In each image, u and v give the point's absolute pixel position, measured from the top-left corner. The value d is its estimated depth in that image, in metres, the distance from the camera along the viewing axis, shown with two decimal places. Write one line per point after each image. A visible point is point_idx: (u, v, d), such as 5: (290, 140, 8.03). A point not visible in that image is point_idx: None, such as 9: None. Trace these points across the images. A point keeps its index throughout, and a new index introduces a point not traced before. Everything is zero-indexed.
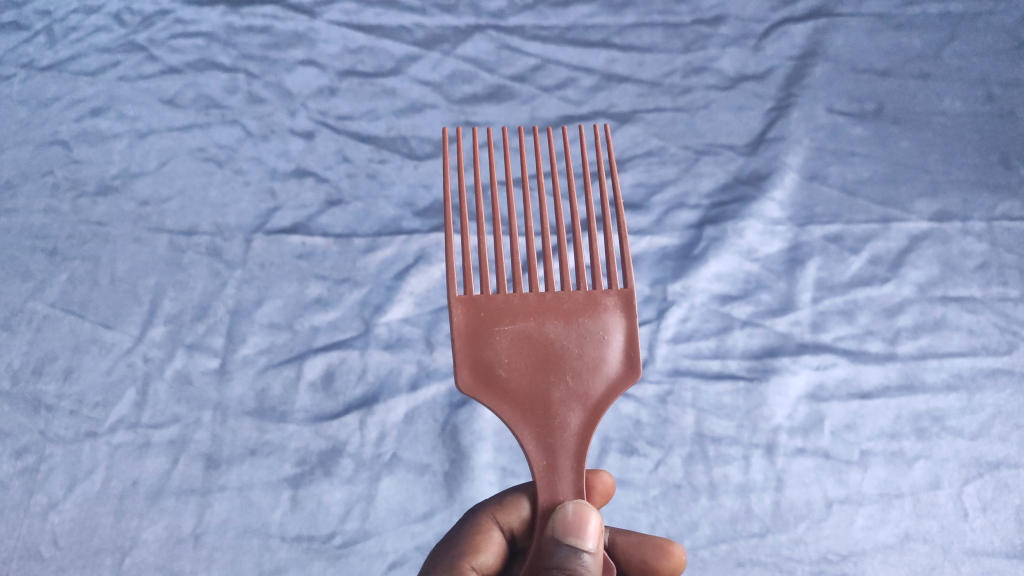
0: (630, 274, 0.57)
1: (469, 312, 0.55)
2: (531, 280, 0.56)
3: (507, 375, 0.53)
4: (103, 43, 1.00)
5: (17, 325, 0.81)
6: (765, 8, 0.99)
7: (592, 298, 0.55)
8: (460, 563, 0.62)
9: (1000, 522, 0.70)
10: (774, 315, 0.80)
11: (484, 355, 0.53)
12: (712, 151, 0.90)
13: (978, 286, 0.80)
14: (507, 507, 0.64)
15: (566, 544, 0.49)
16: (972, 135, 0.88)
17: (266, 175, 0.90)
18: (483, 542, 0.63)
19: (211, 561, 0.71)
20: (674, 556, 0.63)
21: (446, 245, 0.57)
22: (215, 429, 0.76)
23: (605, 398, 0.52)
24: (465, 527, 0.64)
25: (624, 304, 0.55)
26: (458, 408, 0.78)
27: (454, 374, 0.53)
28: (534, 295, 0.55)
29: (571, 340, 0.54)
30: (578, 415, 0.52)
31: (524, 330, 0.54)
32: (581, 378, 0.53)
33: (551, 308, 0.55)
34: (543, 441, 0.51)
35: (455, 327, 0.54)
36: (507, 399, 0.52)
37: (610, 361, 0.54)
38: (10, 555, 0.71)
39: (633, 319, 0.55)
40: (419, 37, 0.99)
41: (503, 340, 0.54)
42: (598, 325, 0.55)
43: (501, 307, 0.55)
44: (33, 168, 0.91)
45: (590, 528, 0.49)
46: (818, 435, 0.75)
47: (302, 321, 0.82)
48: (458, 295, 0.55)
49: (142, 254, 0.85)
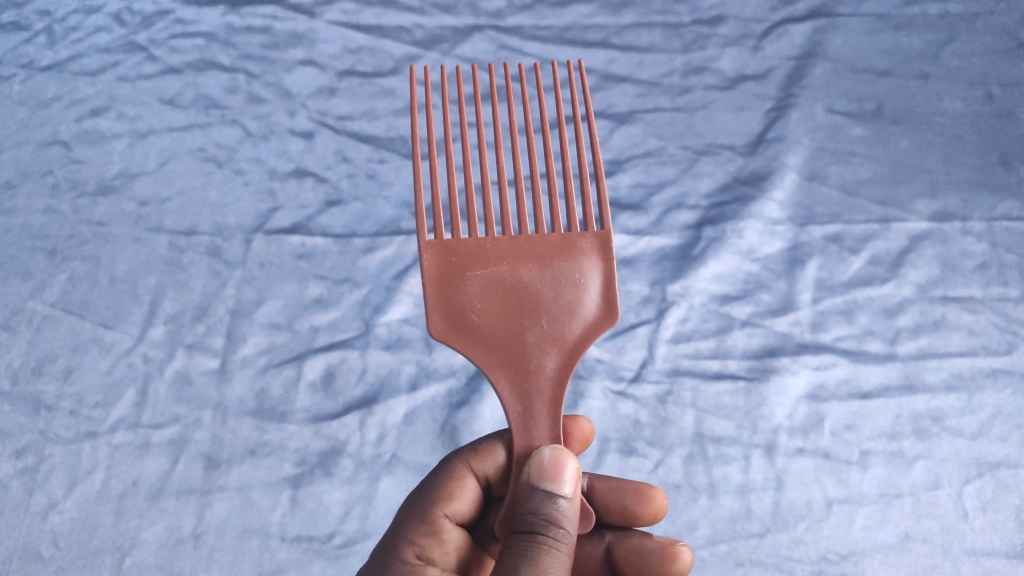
0: (607, 218, 0.56)
1: (439, 257, 0.54)
2: (504, 225, 0.55)
3: (480, 320, 0.52)
4: (103, 44, 1.00)
5: (17, 325, 0.81)
6: (765, 9, 0.99)
7: (567, 240, 0.54)
8: (432, 511, 0.61)
9: (1000, 522, 0.70)
10: (774, 315, 0.80)
11: (457, 300, 0.52)
12: (712, 151, 0.90)
13: (978, 286, 0.80)
14: (482, 454, 0.63)
15: (542, 489, 0.49)
16: (971, 135, 0.88)
17: (265, 175, 0.90)
18: (457, 489, 0.62)
19: (210, 561, 0.71)
20: (655, 501, 0.65)
21: (418, 197, 0.55)
22: (215, 429, 0.77)
23: (581, 341, 0.52)
24: (439, 474, 0.63)
25: (601, 246, 0.54)
26: (457, 408, 0.78)
27: (426, 319, 0.52)
28: (507, 239, 0.54)
29: (545, 284, 0.53)
30: (554, 359, 0.51)
31: (496, 274, 0.53)
32: (557, 322, 0.52)
33: (525, 251, 0.54)
34: (518, 385, 0.51)
35: (425, 272, 0.53)
36: (479, 344, 0.52)
37: (586, 304, 0.53)
38: (10, 555, 0.71)
39: (610, 260, 0.54)
40: (418, 37, 0.99)
41: (475, 285, 0.53)
42: (574, 268, 0.53)
43: (472, 251, 0.54)
44: (33, 168, 0.91)
45: (566, 474, 0.49)
46: (818, 435, 0.75)
47: (302, 321, 0.82)
48: (428, 240, 0.54)
49: (142, 254, 0.85)
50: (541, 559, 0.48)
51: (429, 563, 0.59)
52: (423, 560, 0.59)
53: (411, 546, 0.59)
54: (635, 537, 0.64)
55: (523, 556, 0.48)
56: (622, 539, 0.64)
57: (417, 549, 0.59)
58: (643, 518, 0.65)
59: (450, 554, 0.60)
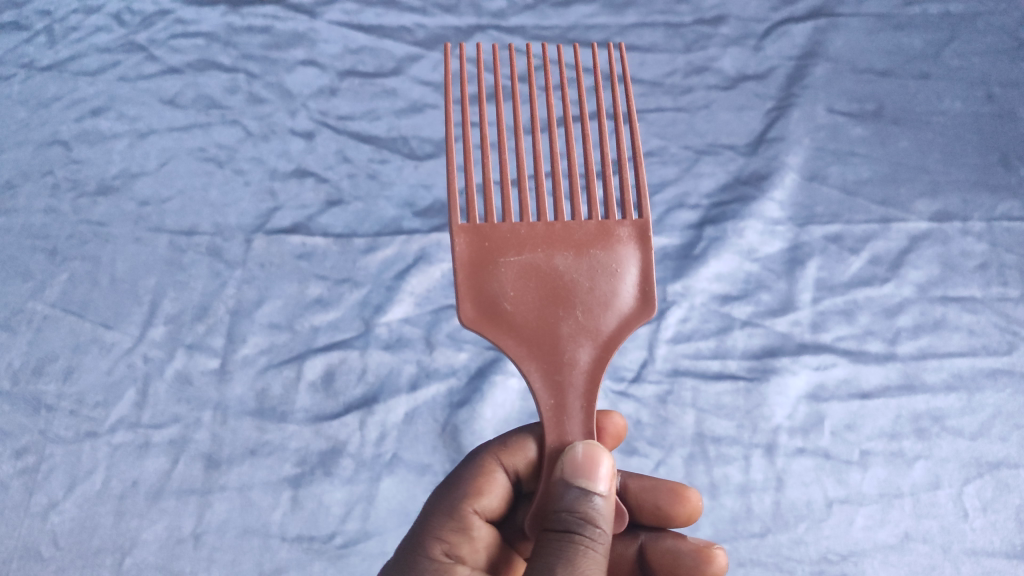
0: (645, 206, 0.55)
1: (472, 242, 0.53)
2: (540, 213, 0.55)
3: (513, 310, 0.52)
4: (104, 44, 1.00)
5: (17, 325, 0.81)
6: (766, 9, 0.99)
7: (604, 229, 0.54)
8: (462, 507, 0.60)
9: (1000, 522, 0.70)
10: (774, 315, 0.80)
11: (489, 287, 0.52)
12: (711, 151, 0.90)
13: (978, 286, 0.80)
14: (512, 449, 0.62)
15: (576, 486, 0.49)
16: (971, 135, 0.88)
17: (266, 175, 0.90)
18: (486, 484, 0.62)
19: (211, 561, 0.71)
20: (690, 502, 0.64)
21: (449, 177, 0.54)
22: (215, 429, 0.76)
23: (616, 334, 0.51)
24: (467, 469, 0.63)
25: (638, 236, 0.54)
26: (458, 408, 0.78)
27: (458, 307, 0.51)
28: (543, 225, 0.53)
29: (582, 273, 0.52)
30: (588, 352, 0.51)
31: (531, 262, 0.52)
32: (592, 313, 0.52)
33: (560, 238, 0.53)
34: (551, 378, 0.50)
35: (458, 256, 0.53)
36: (512, 333, 0.51)
37: (622, 295, 0.52)
38: (11, 555, 0.71)
39: (648, 251, 0.54)
40: (419, 38, 1.00)
41: (509, 272, 0.52)
42: (612, 258, 0.53)
43: (506, 236, 0.53)
44: (33, 168, 0.91)
45: (601, 470, 0.49)
46: (818, 435, 0.75)
47: (303, 320, 0.82)
48: (461, 224, 0.53)
49: (142, 254, 0.85)
50: (577, 560, 0.48)
51: (458, 561, 0.58)
52: (452, 558, 0.58)
53: (439, 543, 0.59)
54: (667, 539, 0.64)
55: (560, 556, 0.48)
56: (656, 539, 0.64)
57: (445, 546, 0.59)
58: (677, 519, 0.65)
59: (479, 551, 0.60)
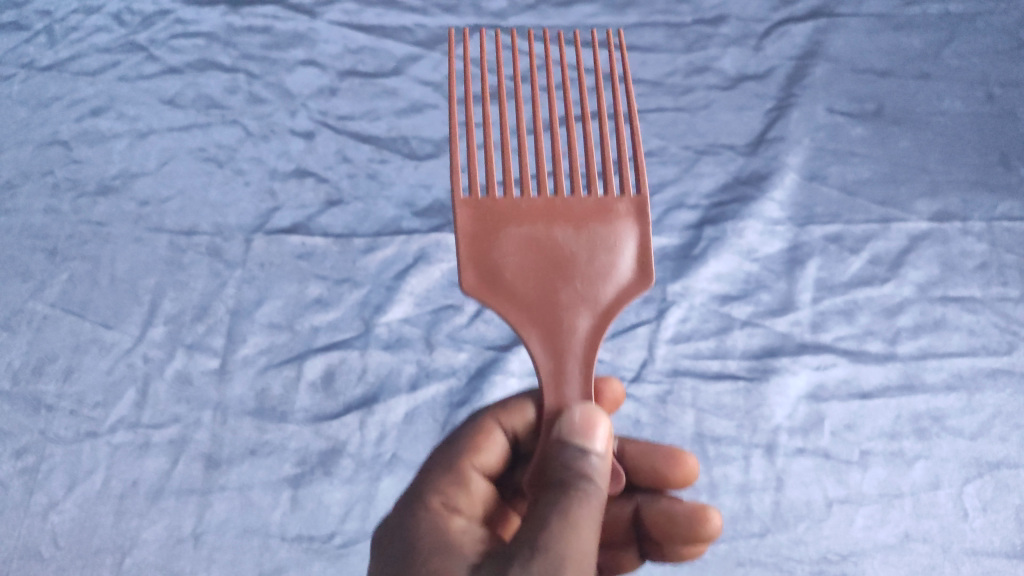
0: (642, 182, 0.56)
1: (473, 214, 0.53)
2: (540, 187, 0.55)
3: (512, 279, 0.52)
4: (104, 44, 1.00)
5: (17, 325, 0.81)
6: (766, 10, 0.99)
7: (601, 202, 0.54)
8: (460, 462, 0.60)
9: (1000, 522, 0.70)
10: (774, 315, 0.80)
11: (490, 258, 0.52)
12: (712, 151, 0.90)
13: (978, 286, 0.80)
14: (511, 409, 0.64)
15: (575, 444, 0.49)
16: (972, 135, 0.88)
17: (266, 175, 0.90)
18: (485, 441, 0.62)
19: (211, 560, 0.71)
20: (687, 465, 0.67)
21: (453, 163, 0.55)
22: (215, 429, 0.76)
23: (615, 304, 0.52)
24: (465, 429, 0.63)
25: (636, 210, 0.55)
26: (457, 408, 0.78)
27: (459, 277, 0.52)
28: (541, 197, 0.54)
29: (581, 245, 0.53)
30: (587, 320, 0.51)
31: (531, 235, 0.53)
32: (591, 284, 0.52)
33: (560, 211, 0.54)
34: (550, 345, 0.51)
35: (458, 228, 0.53)
36: (513, 303, 0.52)
37: (621, 267, 0.53)
38: (10, 555, 0.71)
39: (645, 223, 0.54)
40: (419, 37, 1.00)
41: (509, 243, 0.53)
42: (610, 231, 0.54)
43: (506, 208, 0.53)
44: (33, 168, 0.91)
45: (600, 433, 0.49)
46: (818, 435, 0.75)
47: (303, 320, 0.82)
48: (463, 198, 0.54)
49: (142, 254, 0.85)
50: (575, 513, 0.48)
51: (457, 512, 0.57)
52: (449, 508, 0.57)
53: (435, 495, 0.57)
54: (663, 500, 0.66)
55: (557, 507, 0.48)
56: (651, 501, 0.67)
57: (442, 497, 0.57)
58: (673, 481, 0.67)
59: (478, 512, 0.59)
